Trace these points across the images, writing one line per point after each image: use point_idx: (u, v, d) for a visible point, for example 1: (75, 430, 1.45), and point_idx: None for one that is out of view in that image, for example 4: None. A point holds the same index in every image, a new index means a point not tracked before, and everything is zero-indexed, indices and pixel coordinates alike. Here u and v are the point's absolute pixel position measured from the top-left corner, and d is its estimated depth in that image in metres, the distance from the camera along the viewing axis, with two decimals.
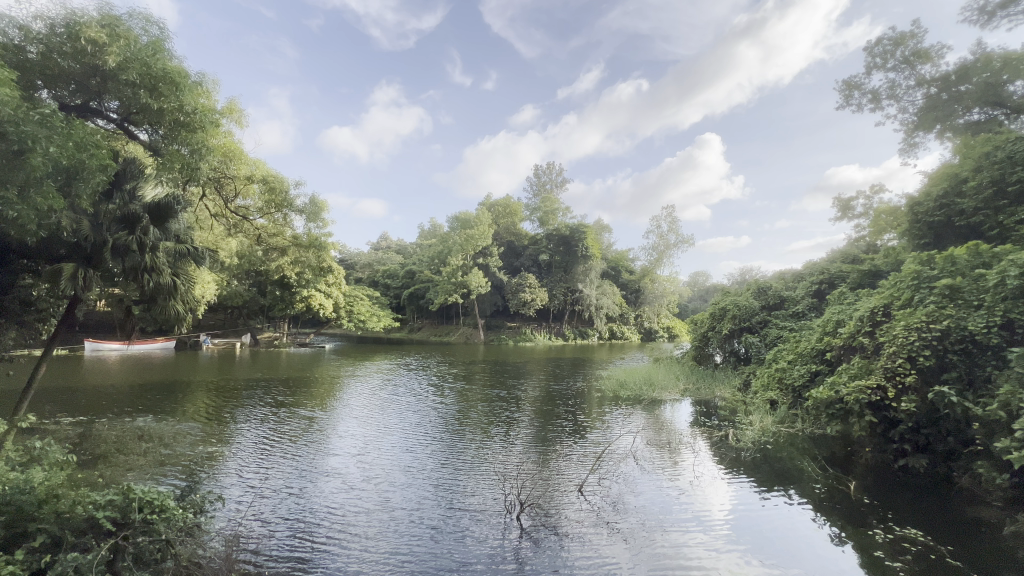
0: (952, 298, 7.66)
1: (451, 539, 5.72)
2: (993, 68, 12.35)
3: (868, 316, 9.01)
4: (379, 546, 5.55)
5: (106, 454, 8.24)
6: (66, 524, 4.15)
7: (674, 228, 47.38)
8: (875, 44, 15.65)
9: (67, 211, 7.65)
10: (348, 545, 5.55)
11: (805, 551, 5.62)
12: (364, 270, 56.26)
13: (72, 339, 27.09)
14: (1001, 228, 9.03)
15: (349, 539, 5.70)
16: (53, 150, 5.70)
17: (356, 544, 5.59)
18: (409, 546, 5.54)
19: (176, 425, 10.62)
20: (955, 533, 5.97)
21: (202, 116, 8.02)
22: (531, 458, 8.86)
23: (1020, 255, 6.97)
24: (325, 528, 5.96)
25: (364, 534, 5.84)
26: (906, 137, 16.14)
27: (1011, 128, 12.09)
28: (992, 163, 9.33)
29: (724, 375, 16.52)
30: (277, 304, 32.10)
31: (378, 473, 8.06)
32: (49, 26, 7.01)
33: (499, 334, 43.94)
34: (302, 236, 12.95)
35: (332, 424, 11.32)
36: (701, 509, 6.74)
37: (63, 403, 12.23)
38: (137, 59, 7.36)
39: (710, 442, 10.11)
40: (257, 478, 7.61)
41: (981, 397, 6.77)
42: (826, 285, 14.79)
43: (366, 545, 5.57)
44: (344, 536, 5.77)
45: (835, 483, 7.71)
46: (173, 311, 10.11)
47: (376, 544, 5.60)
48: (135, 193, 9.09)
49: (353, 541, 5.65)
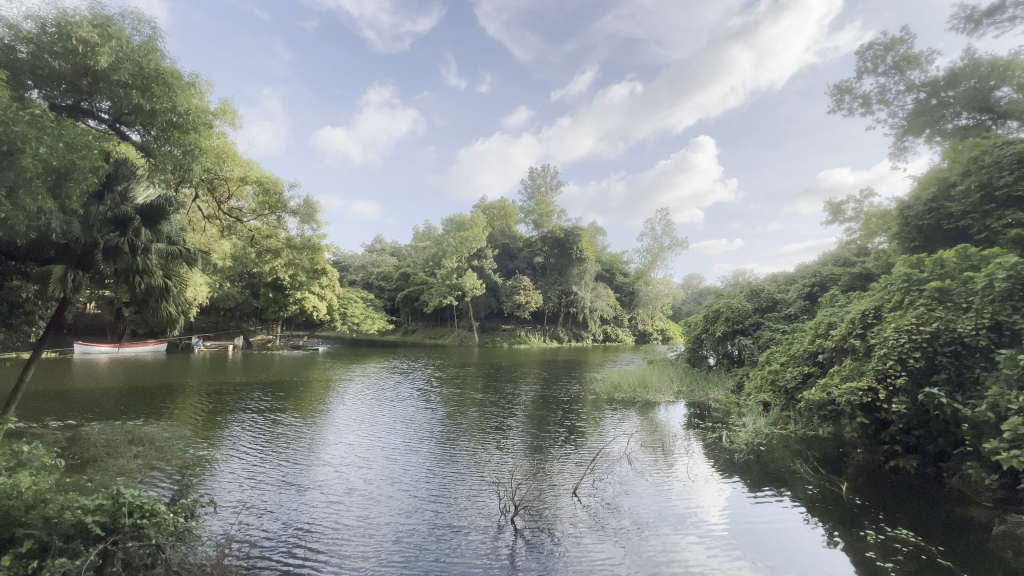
0: (941, 300, 7.77)
1: (443, 556, 5.42)
2: (980, 74, 12.58)
3: (859, 318, 9.10)
4: (366, 564, 5.23)
5: (96, 458, 8.14)
6: (55, 528, 4.09)
7: (668, 231, 47.49)
8: (866, 49, 15.82)
9: (58, 213, 7.55)
10: (333, 564, 5.23)
11: (796, 552, 5.68)
12: (359, 272, 56.21)
13: (60, 343, 26.71)
14: (989, 232, 9.15)
15: (334, 558, 5.35)
16: (44, 150, 5.64)
17: (341, 563, 5.25)
18: (399, 565, 5.22)
19: (167, 429, 10.50)
20: (946, 534, 6.02)
21: (195, 116, 7.96)
22: (523, 465, 8.63)
23: (1007, 258, 7.07)
24: (308, 545, 5.62)
25: (349, 552, 5.50)
26: (895, 141, 16.35)
27: (1000, 134, 12.24)
28: (980, 168, 9.49)
29: (719, 376, 16.63)
30: (270, 307, 31.92)
31: (363, 485, 7.69)
32: (40, 26, 6.94)
33: (494, 337, 43.92)
34: (296, 237, 12.89)
35: (318, 431, 11.02)
36: (697, 510, 6.83)
37: (52, 407, 12.06)
38: (129, 59, 7.32)
39: (705, 443, 10.20)
40: (235, 490, 7.25)
41: (971, 398, 6.86)
42: (818, 288, 15.00)
43: (351, 564, 5.22)
44: (329, 554, 5.44)
45: (827, 484, 7.78)
46: (165, 312, 9.96)
47: (362, 563, 5.25)
48: (126, 195, 9.01)
49: (338, 560, 5.29)
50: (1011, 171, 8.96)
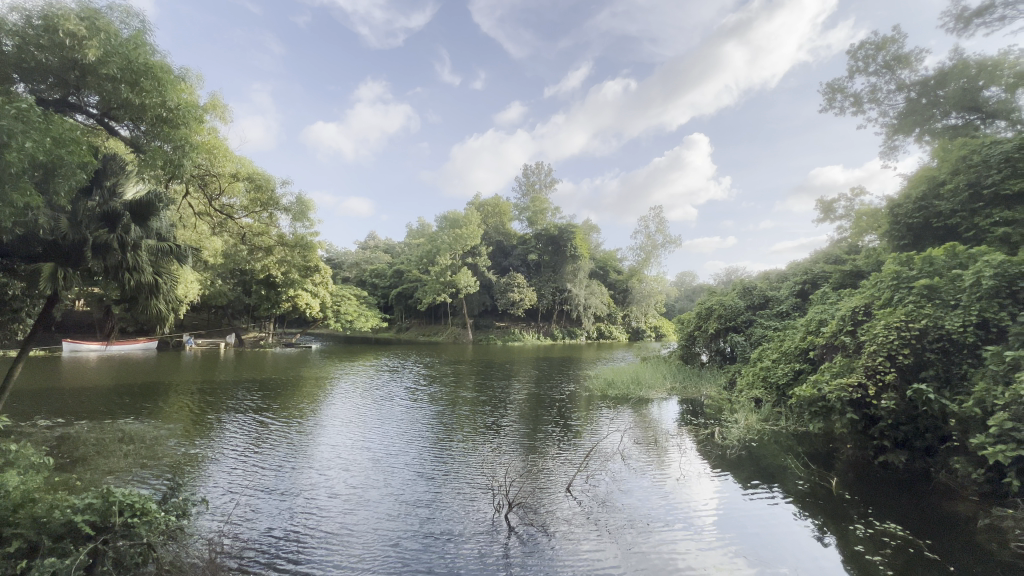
0: (930, 298, 7.84)
1: (434, 564, 5.22)
2: (969, 74, 12.72)
3: (850, 316, 9.19)
4: (353, 572, 5.03)
5: (85, 457, 8.02)
6: (44, 529, 4.04)
7: (662, 228, 47.69)
8: (857, 49, 15.94)
9: (44, 210, 7.43)
10: (317, 572, 5.03)
11: (787, 546, 5.75)
12: (352, 269, 55.76)
13: (48, 340, 26.41)
14: (977, 230, 9.28)
15: (319, 566, 5.14)
16: (30, 145, 5.56)
17: (326, 571, 5.04)
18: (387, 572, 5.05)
19: (158, 428, 10.38)
20: (933, 528, 6.12)
21: (185, 111, 7.91)
22: (516, 465, 8.56)
23: (994, 255, 7.17)
24: (292, 552, 5.40)
25: (336, 560, 5.28)
26: (886, 140, 16.53)
27: (988, 133, 12.38)
28: (968, 167, 9.61)
29: (711, 373, 16.77)
30: (263, 304, 31.70)
31: (350, 489, 7.44)
32: (25, 18, 6.79)
33: (488, 334, 43.91)
34: (288, 235, 12.83)
35: (308, 432, 10.82)
36: (690, 505, 6.91)
37: (38, 406, 11.85)
38: (118, 53, 7.19)
39: (697, 440, 10.26)
40: (223, 492, 7.07)
41: (958, 394, 6.97)
42: (808, 285, 15.06)
43: (336, 572, 5.02)
44: (317, 559, 5.28)
45: (818, 479, 7.86)
46: (155, 310, 9.85)
47: (348, 571, 5.05)
48: (115, 191, 8.90)
49: (323, 569, 5.07)
50: (998, 171, 9.08)
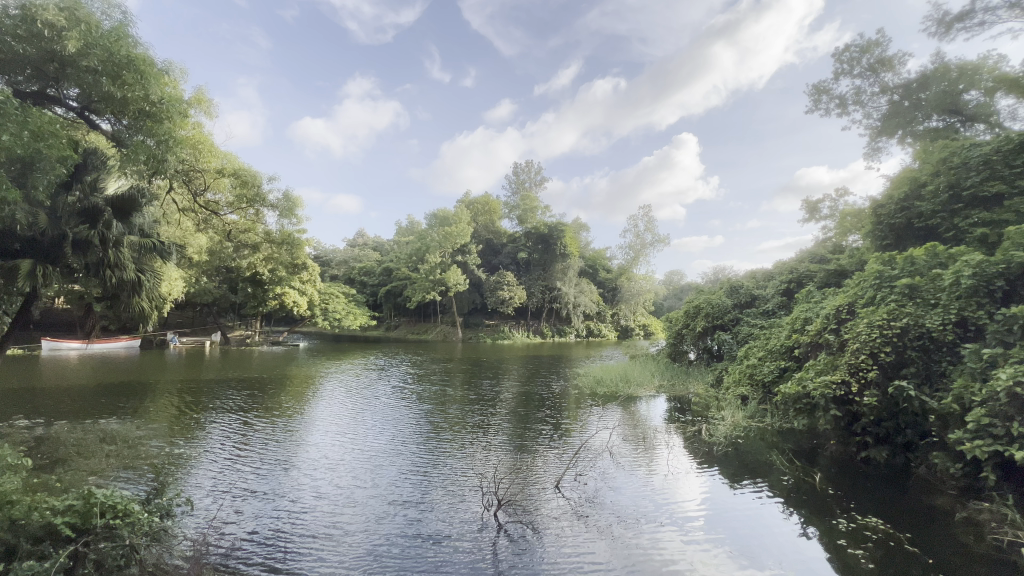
0: (911, 297, 7.98)
1: (422, 564, 5.21)
2: (950, 78, 12.99)
3: (834, 314, 9.31)
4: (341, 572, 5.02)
5: (66, 458, 7.88)
6: (21, 531, 3.94)
7: (651, 227, 48.05)
8: (842, 51, 16.18)
9: (21, 205, 7.25)
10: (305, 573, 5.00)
11: (771, 541, 5.85)
12: (340, 267, 55.28)
13: (26, 338, 25.78)
14: (957, 230, 9.49)
15: (307, 567, 5.11)
16: (6, 138, 5.41)
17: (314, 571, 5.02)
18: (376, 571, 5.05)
19: (141, 428, 10.21)
20: (913, 521, 6.25)
21: (169, 106, 7.75)
22: (505, 463, 8.57)
23: (973, 255, 7.33)
24: (279, 553, 5.37)
25: (322, 561, 5.24)
26: (870, 142, 16.81)
27: (967, 136, 12.65)
28: (949, 168, 9.83)
29: (699, 371, 16.95)
30: (249, 301, 31.31)
31: (337, 489, 7.40)
32: (2, 8, 6.61)
33: (478, 333, 43.84)
34: (275, 232, 12.67)
35: (294, 431, 10.70)
36: (677, 501, 7.01)
37: (15, 406, 11.58)
38: (99, 45, 7.02)
39: (684, 437, 10.37)
40: (207, 493, 6.99)
41: (937, 392, 7.12)
42: (794, 284, 15.21)
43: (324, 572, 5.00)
44: (304, 560, 5.25)
45: (802, 475, 7.99)
46: (138, 308, 9.67)
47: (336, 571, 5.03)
48: (96, 186, 8.60)
49: (310, 570, 5.02)
50: (977, 173, 9.28)
